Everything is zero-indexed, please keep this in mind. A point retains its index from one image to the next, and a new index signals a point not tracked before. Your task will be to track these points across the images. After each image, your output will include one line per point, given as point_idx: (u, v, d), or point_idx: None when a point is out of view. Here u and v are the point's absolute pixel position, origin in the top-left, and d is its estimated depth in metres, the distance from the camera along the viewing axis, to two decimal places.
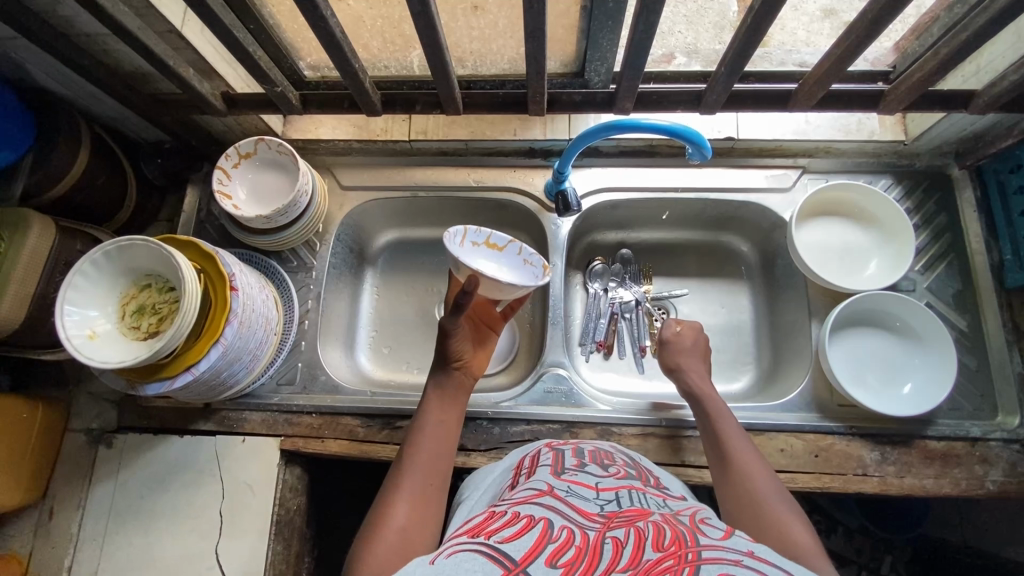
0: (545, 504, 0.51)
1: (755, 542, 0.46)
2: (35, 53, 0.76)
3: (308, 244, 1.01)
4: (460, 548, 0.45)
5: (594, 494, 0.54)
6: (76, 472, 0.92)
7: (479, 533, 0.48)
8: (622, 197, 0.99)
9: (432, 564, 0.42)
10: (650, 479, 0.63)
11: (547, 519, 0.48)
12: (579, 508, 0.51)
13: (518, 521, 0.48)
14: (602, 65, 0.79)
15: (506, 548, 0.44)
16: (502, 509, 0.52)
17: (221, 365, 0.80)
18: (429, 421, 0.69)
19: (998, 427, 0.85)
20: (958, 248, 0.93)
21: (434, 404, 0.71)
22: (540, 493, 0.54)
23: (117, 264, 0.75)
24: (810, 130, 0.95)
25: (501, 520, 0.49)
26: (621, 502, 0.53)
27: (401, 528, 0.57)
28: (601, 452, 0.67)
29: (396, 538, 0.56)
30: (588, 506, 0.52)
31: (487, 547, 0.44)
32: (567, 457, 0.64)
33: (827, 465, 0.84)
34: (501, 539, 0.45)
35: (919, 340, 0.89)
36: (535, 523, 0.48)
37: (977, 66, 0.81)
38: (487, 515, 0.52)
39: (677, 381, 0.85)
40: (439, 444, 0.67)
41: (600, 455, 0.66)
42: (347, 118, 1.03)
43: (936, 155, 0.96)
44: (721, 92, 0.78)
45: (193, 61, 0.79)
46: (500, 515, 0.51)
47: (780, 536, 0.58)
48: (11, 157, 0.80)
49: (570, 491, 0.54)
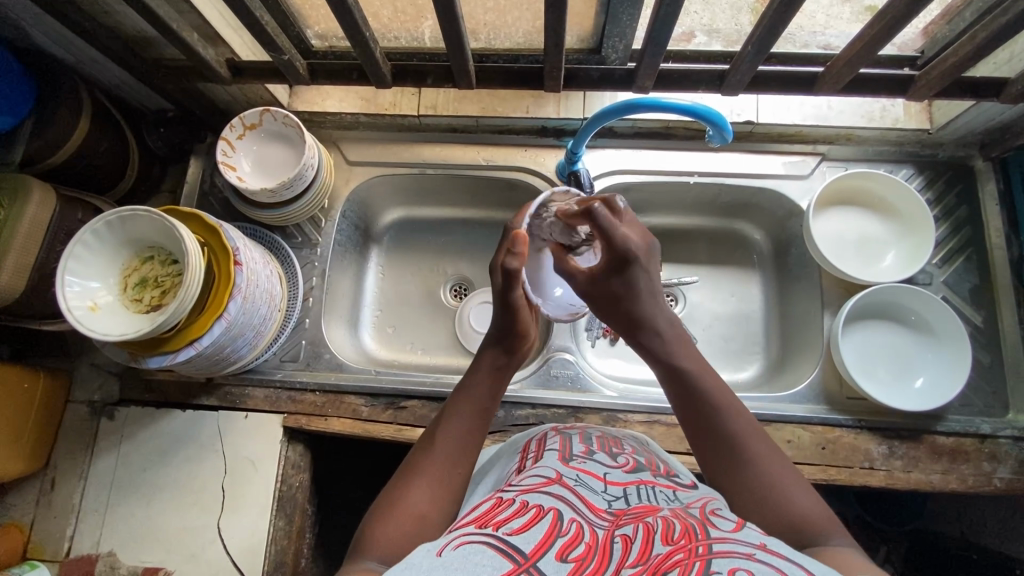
0: (553, 493, 0.50)
1: (767, 534, 0.45)
2: (32, 11, 0.73)
3: (313, 220, 0.99)
4: (467, 539, 0.44)
5: (603, 488, 0.53)
6: (78, 443, 0.92)
7: (486, 523, 0.47)
8: (635, 181, 0.97)
9: (439, 557, 0.41)
10: (659, 467, 0.62)
11: (556, 511, 0.47)
12: (588, 501, 0.50)
13: (526, 512, 0.47)
14: (621, 41, 0.76)
15: (515, 540, 0.43)
16: (510, 496, 0.51)
17: (224, 340, 0.79)
18: (475, 403, 0.64)
19: (1009, 424, 0.84)
20: (977, 242, 0.91)
21: (485, 380, 0.66)
22: (548, 481, 0.53)
23: (120, 234, 0.73)
24: (832, 116, 0.92)
25: (508, 511, 0.48)
26: (630, 498, 0.52)
27: (420, 513, 0.54)
28: (609, 439, 0.66)
29: (413, 523, 0.53)
30: (596, 501, 0.51)
31: (496, 540, 0.43)
32: (575, 443, 0.63)
33: (834, 458, 0.83)
34: (510, 531, 0.45)
35: (934, 334, 0.88)
36: (543, 514, 0.47)
37: (1011, 54, 0.78)
38: (494, 503, 0.51)
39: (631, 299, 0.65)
40: (476, 427, 0.63)
41: (608, 442, 0.65)
42: (355, 90, 1.00)
43: (961, 145, 0.93)
44: (745, 73, 0.75)
45: (197, 25, 0.76)
46: (506, 504, 0.50)
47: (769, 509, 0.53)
48: (10, 121, 0.78)
49: (578, 481, 0.54)
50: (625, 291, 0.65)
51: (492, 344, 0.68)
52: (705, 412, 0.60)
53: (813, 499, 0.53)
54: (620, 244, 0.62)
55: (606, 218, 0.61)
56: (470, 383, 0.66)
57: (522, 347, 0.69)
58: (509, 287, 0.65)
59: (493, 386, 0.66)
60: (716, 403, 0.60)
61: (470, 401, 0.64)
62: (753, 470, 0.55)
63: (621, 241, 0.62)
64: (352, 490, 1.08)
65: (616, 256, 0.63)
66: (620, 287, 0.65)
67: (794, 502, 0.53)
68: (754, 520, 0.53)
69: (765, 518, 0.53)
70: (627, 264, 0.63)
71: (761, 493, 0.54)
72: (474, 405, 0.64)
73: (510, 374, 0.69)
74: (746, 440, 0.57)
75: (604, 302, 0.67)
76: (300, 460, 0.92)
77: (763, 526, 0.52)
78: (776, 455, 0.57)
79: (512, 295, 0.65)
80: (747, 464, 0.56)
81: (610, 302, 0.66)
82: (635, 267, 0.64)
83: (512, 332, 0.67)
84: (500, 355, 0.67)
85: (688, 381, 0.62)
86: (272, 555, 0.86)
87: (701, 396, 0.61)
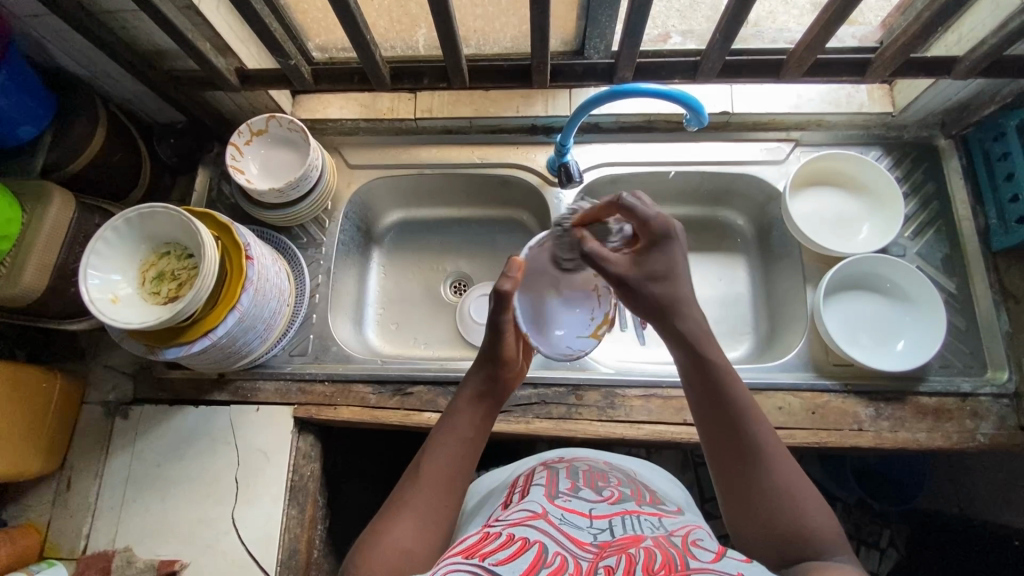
0: (540, 527, 0.54)
1: (746, 563, 0.49)
2: (56, 28, 0.79)
3: (317, 221, 1.04)
4: (453, 568, 0.47)
5: (588, 522, 0.56)
6: (93, 443, 0.94)
7: (474, 553, 0.49)
8: (622, 172, 1.02)
9: None
10: (644, 497, 0.66)
11: (542, 544, 0.51)
12: (572, 536, 0.53)
13: (513, 543, 0.50)
14: (602, 42, 0.85)
15: (501, 570, 0.47)
16: (497, 530, 0.54)
17: (236, 331, 0.83)
18: (460, 434, 0.67)
19: (989, 382, 0.88)
20: (946, 215, 0.97)
21: (469, 407, 0.69)
22: (534, 515, 0.56)
23: (138, 231, 0.78)
24: (802, 103, 0.98)
25: (495, 542, 0.51)
26: (615, 530, 0.55)
27: (405, 548, 0.57)
28: (596, 472, 0.70)
29: (398, 558, 0.56)
30: (582, 535, 0.54)
31: (481, 569, 0.46)
32: (562, 478, 0.67)
33: (824, 422, 0.87)
34: (496, 561, 0.48)
35: (909, 300, 0.93)
36: (529, 546, 0.50)
37: (959, 36, 0.84)
38: (482, 536, 0.53)
39: (660, 257, 0.65)
40: (462, 459, 0.65)
41: (594, 476, 0.68)
42: (355, 98, 1.06)
43: (923, 126, 1.00)
44: (716, 60, 0.82)
45: (210, 37, 0.82)
46: (494, 536, 0.53)
47: (786, 520, 0.56)
48: (32, 131, 0.82)
49: (564, 517, 0.57)
50: (662, 271, 0.64)
51: (479, 367, 0.70)
52: (731, 428, 0.60)
53: (822, 511, 0.57)
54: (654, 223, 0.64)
55: (634, 200, 0.65)
56: (456, 415, 0.68)
57: (506, 373, 0.71)
58: (500, 309, 0.67)
59: (477, 413, 0.69)
60: (742, 414, 0.61)
61: (453, 434, 0.67)
62: (773, 484, 0.58)
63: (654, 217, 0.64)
64: (362, 487, 1.10)
65: (654, 241, 0.65)
66: (654, 267, 0.65)
67: (804, 523, 0.56)
68: (754, 544, 0.57)
69: (778, 526, 0.56)
70: (663, 244, 0.64)
71: (770, 519, 0.57)
72: (460, 435, 0.67)
73: (495, 399, 0.71)
74: (767, 455, 0.59)
75: (640, 282, 0.64)
76: (310, 450, 0.95)
77: (761, 552, 0.57)
78: (794, 467, 0.59)
79: (497, 317, 0.68)
80: (761, 483, 0.58)
81: (645, 283, 0.64)
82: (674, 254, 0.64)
83: (496, 356, 0.69)
84: (483, 379, 0.70)
85: (721, 389, 0.62)
86: (286, 542, 0.88)
87: (729, 410, 0.61)
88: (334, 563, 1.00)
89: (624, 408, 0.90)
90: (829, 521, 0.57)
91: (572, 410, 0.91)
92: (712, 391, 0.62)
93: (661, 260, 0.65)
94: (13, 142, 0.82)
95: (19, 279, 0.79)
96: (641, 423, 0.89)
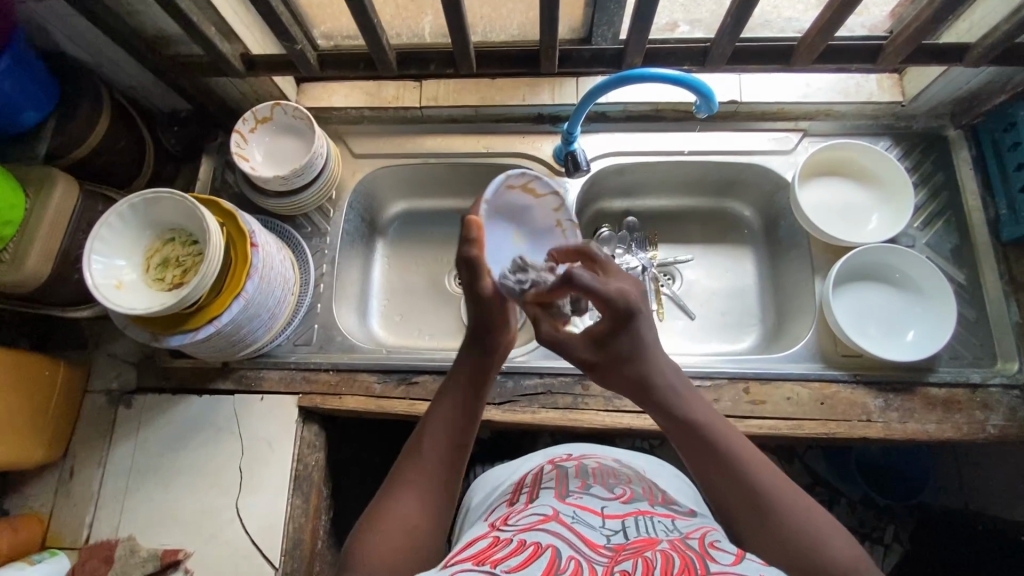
0: (551, 531, 0.53)
1: (765, 566, 0.48)
2: (59, 11, 0.78)
3: (321, 210, 1.03)
4: None
5: (601, 523, 0.56)
6: (96, 432, 0.94)
7: (484, 560, 0.49)
8: (629, 162, 1.02)
9: None
10: (655, 497, 0.65)
11: (555, 548, 0.50)
12: (586, 538, 0.52)
13: (525, 549, 0.50)
14: (610, 30, 0.84)
15: None
16: (507, 535, 0.53)
17: (242, 319, 0.83)
18: (459, 405, 0.65)
19: (999, 372, 0.88)
20: (956, 206, 0.96)
21: (462, 382, 0.66)
22: (545, 518, 0.55)
23: (142, 216, 0.78)
24: (811, 93, 0.97)
25: (506, 549, 0.50)
26: (629, 531, 0.54)
27: (412, 525, 0.57)
28: (605, 471, 0.69)
29: (406, 535, 0.56)
30: (595, 537, 0.53)
31: None
32: (571, 479, 0.66)
33: (833, 412, 0.86)
34: (508, 568, 0.47)
35: (918, 290, 0.92)
36: (542, 551, 0.49)
37: (971, 23, 0.84)
38: (491, 541, 0.53)
39: (627, 341, 0.62)
40: (462, 431, 0.64)
41: (604, 476, 0.67)
42: (360, 86, 1.06)
43: (933, 116, 0.99)
44: (726, 46, 0.81)
45: (215, 22, 0.81)
46: (504, 542, 0.52)
47: (810, 563, 0.51)
48: (34, 117, 0.82)
49: (575, 519, 0.56)
50: (631, 350, 0.62)
51: (470, 345, 0.68)
52: (733, 478, 0.57)
53: (844, 542, 0.53)
54: (616, 301, 0.60)
55: (589, 279, 0.60)
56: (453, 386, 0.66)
57: (501, 342, 0.68)
58: (474, 279, 0.65)
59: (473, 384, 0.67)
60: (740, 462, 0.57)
61: (451, 408, 0.65)
62: (788, 525, 0.53)
63: (616, 296, 0.60)
64: (366, 478, 1.10)
65: (617, 314, 0.61)
66: (621, 348, 0.63)
67: (828, 562, 0.51)
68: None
69: (802, 571, 0.51)
70: (628, 325, 0.61)
71: (792, 564, 0.52)
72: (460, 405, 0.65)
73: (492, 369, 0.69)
74: (777, 495, 0.55)
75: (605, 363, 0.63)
76: (315, 440, 0.94)
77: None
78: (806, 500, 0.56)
79: (477, 289, 0.66)
80: (774, 527, 0.54)
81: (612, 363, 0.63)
82: (636, 329, 0.61)
83: (487, 327, 0.67)
84: (478, 352, 0.67)
85: (709, 442, 0.59)
86: (291, 532, 0.88)
87: (726, 461, 0.58)
88: (337, 554, 1.00)
89: (631, 398, 0.90)
90: (855, 553, 0.52)
91: (579, 400, 0.90)
92: (704, 446, 0.59)
93: (628, 339, 0.62)
94: (16, 127, 0.82)
95: (22, 265, 0.79)
96: (648, 413, 0.89)
